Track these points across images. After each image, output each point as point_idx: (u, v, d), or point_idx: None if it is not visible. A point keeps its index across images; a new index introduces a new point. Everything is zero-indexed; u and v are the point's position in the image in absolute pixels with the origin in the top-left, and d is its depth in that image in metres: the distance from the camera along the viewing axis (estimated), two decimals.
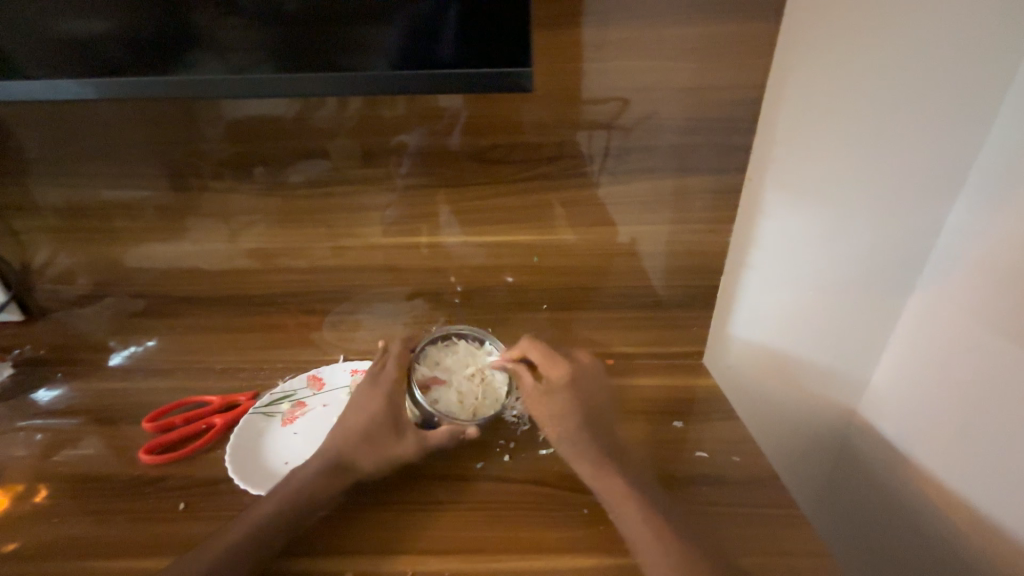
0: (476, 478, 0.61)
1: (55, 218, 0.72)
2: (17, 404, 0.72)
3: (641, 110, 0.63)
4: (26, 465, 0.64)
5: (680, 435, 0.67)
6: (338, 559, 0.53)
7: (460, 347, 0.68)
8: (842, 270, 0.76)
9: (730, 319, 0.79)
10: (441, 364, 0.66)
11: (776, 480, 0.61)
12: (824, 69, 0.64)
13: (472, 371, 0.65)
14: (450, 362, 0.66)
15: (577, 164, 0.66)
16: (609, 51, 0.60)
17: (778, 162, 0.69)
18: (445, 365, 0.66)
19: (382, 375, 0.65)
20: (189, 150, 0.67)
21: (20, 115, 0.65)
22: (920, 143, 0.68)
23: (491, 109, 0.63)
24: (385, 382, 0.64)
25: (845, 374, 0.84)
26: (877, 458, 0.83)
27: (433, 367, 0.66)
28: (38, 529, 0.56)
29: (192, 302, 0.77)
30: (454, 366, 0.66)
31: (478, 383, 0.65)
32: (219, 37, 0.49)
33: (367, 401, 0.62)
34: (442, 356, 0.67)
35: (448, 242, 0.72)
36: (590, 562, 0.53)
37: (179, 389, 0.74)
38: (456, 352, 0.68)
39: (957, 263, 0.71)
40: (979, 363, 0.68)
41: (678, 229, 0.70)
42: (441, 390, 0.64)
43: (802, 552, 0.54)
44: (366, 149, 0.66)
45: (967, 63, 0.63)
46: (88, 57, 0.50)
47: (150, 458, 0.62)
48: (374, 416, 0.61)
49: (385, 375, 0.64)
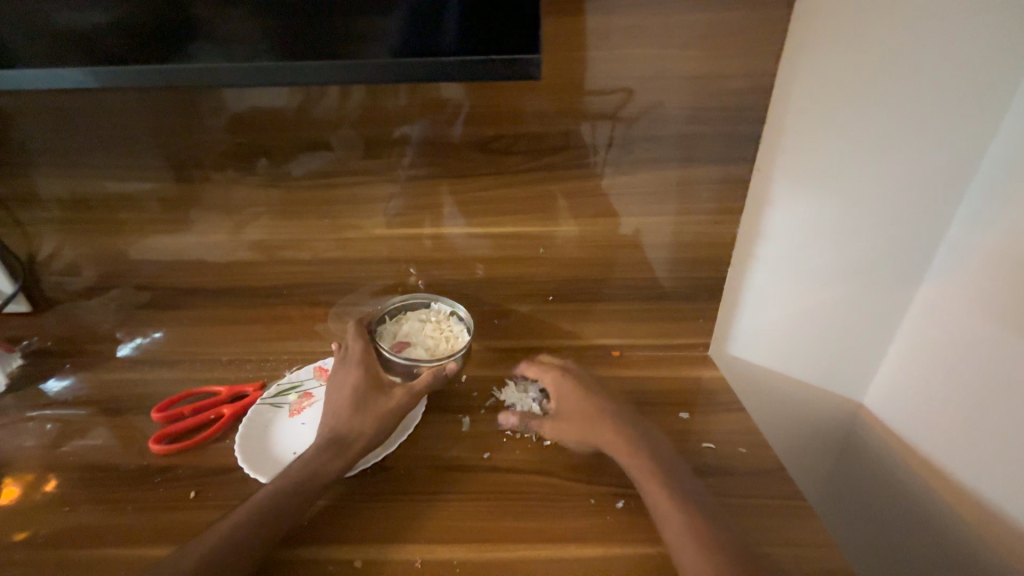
0: (481, 469, 0.61)
1: (59, 209, 0.72)
2: (26, 395, 0.73)
3: (646, 100, 0.62)
4: (36, 455, 0.64)
5: (685, 426, 0.67)
6: (345, 548, 0.53)
7: (408, 314, 0.72)
8: (850, 263, 0.75)
9: (736, 312, 0.79)
10: (399, 331, 0.70)
11: (781, 472, 0.61)
12: (835, 58, 0.63)
13: (432, 325, 0.70)
14: (409, 327, 0.70)
15: (581, 155, 0.66)
16: (615, 40, 0.59)
17: (787, 154, 0.68)
18: (403, 331, 0.70)
19: (349, 353, 0.66)
20: (191, 141, 0.66)
21: (23, 106, 0.65)
22: (931, 134, 0.67)
23: (495, 99, 0.62)
24: (354, 357, 0.65)
25: (851, 367, 0.84)
26: (883, 451, 0.83)
27: (393, 336, 0.70)
28: (49, 518, 0.57)
29: (197, 293, 0.77)
30: (416, 329, 0.70)
31: (440, 330, 0.70)
32: (219, 26, 0.49)
33: (342, 378, 0.64)
34: (396, 327, 0.71)
35: (451, 233, 0.71)
36: (598, 552, 0.53)
37: (186, 381, 0.74)
38: (408, 319, 0.72)
39: (967, 256, 0.70)
40: (987, 356, 0.68)
41: (684, 221, 0.70)
42: (411, 348, 0.68)
43: (806, 542, 0.54)
44: (369, 140, 0.66)
45: (981, 52, 0.62)
46: (89, 47, 0.49)
47: (159, 449, 0.63)
48: (355, 388, 0.62)
49: (351, 352, 0.66)
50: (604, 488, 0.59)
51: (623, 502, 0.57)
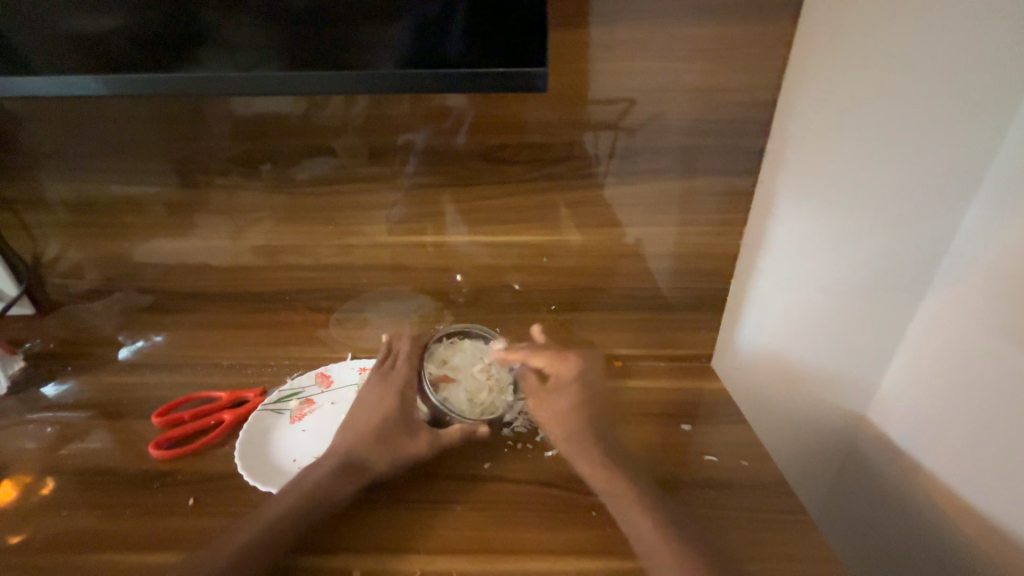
0: (482, 479, 0.61)
1: (65, 212, 0.72)
2: (27, 397, 0.73)
3: (649, 111, 0.63)
4: (35, 458, 0.64)
5: (686, 438, 0.67)
6: (343, 558, 0.53)
7: (464, 344, 0.69)
8: (853, 274, 0.75)
9: (738, 323, 0.79)
10: (449, 363, 0.67)
11: (783, 485, 0.61)
12: (838, 71, 0.63)
13: (482, 367, 0.67)
14: (459, 361, 0.67)
15: (584, 165, 0.66)
16: (618, 52, 0.60)
17: (790, 166, 0.68)
18: (451, 365, 0.67)
19: (394, 373, 0.68)
20: (197, 146, 0.67)
21: (33, 110, 0.65)
22: (933, 146, 0.67)
23: (499, 109, 0.63)
24: (398, 380, 0.67)
25: (854, 378, 0.84)
26: (886, 466, 0.82)
27: (442, 365, 0.67)
28: (46, 522, 0.57)
29: (200, 298, 0.77)
30: (463, 365, 0.67)
31: (487, 378, 0.66)
32: (227, 35, 0.49)
33: (379, 398, 0.65)
34: (448, 355, 0.68)
35: (453, 241, 0.72)
36: (598, 565, 0.52)
37: (186, 385, 0.74)
38: (463, 349, 0.69)
39: (971, 268, 0.70)
40: (991, 369, 0.67)
41: (686, 232, 0.70)
42: (450, 388, 0.65)
43: (807, 557, 0.54)
44: (373, 147, 0.66)
45: (983, 66, 0.63)
46: (99, 53, 0.50)
47: (159, 453, 0.63)
48: (386, 417, 0.63)
49: (396, 374, 0.67)
50: None
51: None
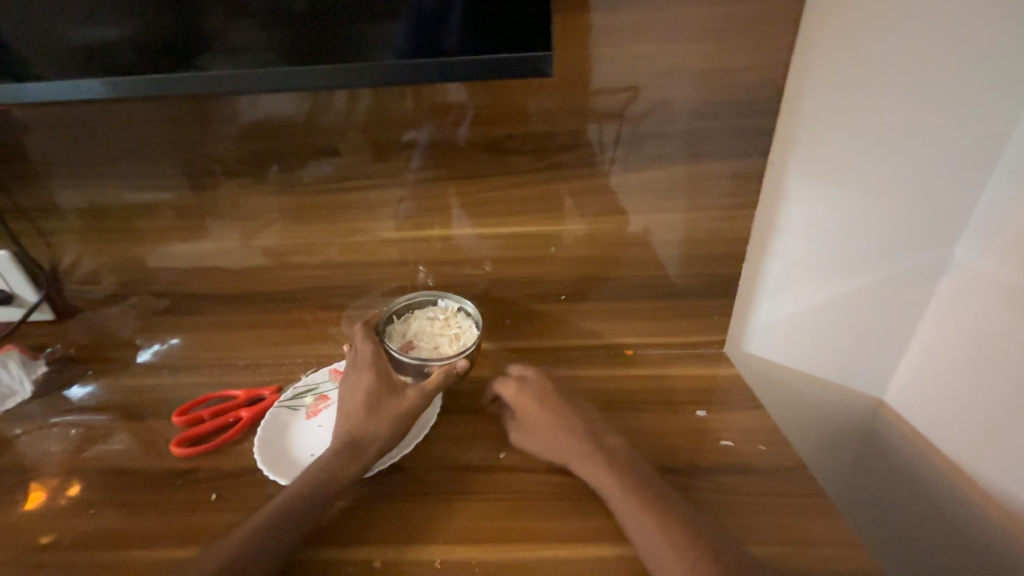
0: (497, 469, 0.61)
1: (79, 219, 0.73)
2: (51, 401, 0.74)
3: (654, 96, 0.62)
4: (60, 460, 0.65)
5: (699, 425, 0.66)
6: (364, 549, 0.53)
7: (416, 313, 0.71)
8: (867, 255, 0.74)
9: (751, 308, 0.78)
10: (407, 332, 0.69)
11: (801, 470, 0.60)
12: (847, 49, 0.62)
13: (440, 322, 0.69)
14: (417, 327, 0.69)
15: (589, 154, 0.66)
16: (621, 37, 0.59)
17: (801, 148, 0.67)
18: (411, 331, 0.69)
19: (358, 354, 0.65)
20: (204, 150, 0.67)
21: (44, 119, 0.66)
22: (949, 122, 0.65)
23: (502, 100, 0.63)
24: (364, 359, 0.64)
25: (871, 361, 0.82)
26: (905, 450, 0.81)
27: (402, 336, 0.68)
28: (75, 521, 0.58)
29: (213, 300, 0.78)
30: (425, 327, 0.69)
31: (450, 327, 0.68)
32: (229, 36, 0.49)
33: (355, 381, 0.63)
34: (405, 327, 0.69)
35: (460, 235, 0.72)
36: (617, 551, 0.52)
37: (204, 385, 0.75)
38: (417, 317, 0.70)
39: (992, 244, 0.68)
40: (1014, 348, 0.66)
41: (695, 217, 0.69)
42: (419, 348, 0.67)
43: (828, 542, 0.53)
44: (377, 144, 0.66)
45: (1000, 36, 0.61)
46: (104, 60, 0.50)
47: (180, 451, 0.64)
48: (368, 390, 0.61)
49: (361, 355, 0.65)
50: None
51: None
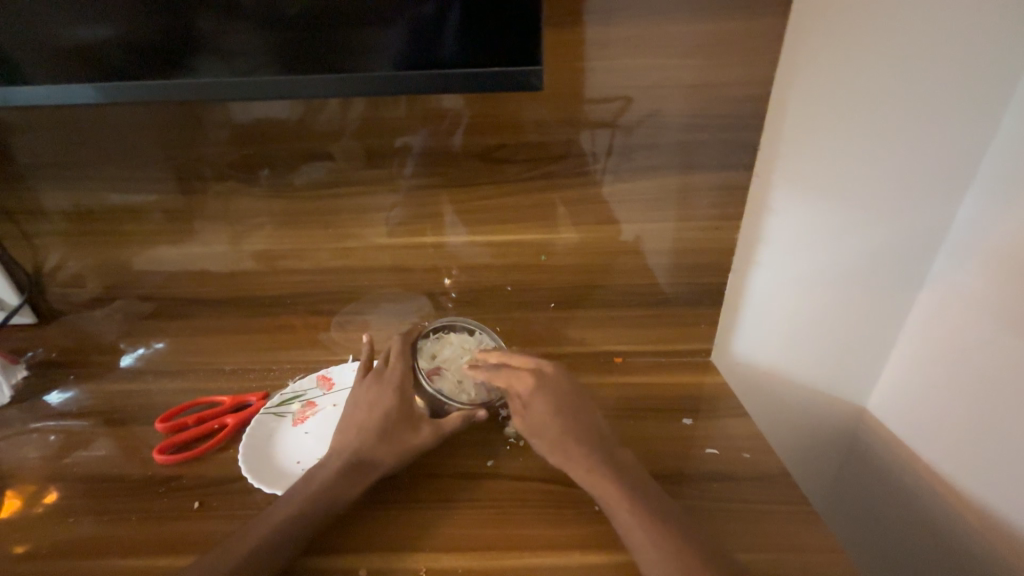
0: (486, 476, 0.61)
1: (64, 221, 0.72)
2: (31, 406, 0.72)
3: (645, 108, 0.63)
4: (39, 467, 0.64)
5: (688, 432, 0.67)
6: (349, 557, 0.53)
7: (452, 336, 0.67)
8: (850, 265, 0.75)
9: (737, 316, 0.79)
10: (438, 355, 0.65)
11: (786, 477, 0.61)
12: (831, 66, 0.64)
13: (471, 358, 0.65)
14: (448, 353, 0.66)
15: (581, 163, 0.67)
16: (614, 49, 0.60)
17: (786, 161, 0.68)
18: (442, 356, 0.65)
19: (387, 370, 0.64)
20: (195, 153, 0.67)
21: (32, 120, 0.66)
22: (927, 138, 0.67)
23: (495, 109, 0.63)
24: (391, 379, 0.63)
25: (854, 369, 0.84)
26: (887, 457, 0.83)
27: (431, 359, 0.65)
28: (52, 529, 0.57)
29: (201, 304, 0.77)
30: (455, 356, 0.65)
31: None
32: (223, 42, 0.49)
33: (376, 399, 0.61)
34: (437, 348, 0.66)
35: (452, 241, 0.72)
36: (602, 559, 0.53)
37: (189, 391, 0.74)
38: (452, 342, 0.67)
39: (969, 256, 0.70)
40: (990, 358, 0.67)
41: (684, 227, 0.70)
42: (444, 377, 0.63)
43: (812, 547, 0.54)
44: (371, 150, 0.66)
45: (974, 57, 0.63)
46: (95, 62, 0.50)
47: (163, 458, 0.63)
48: (388, 413, 0.60)
49: (389, 372, 0.63)
50: None
51: None
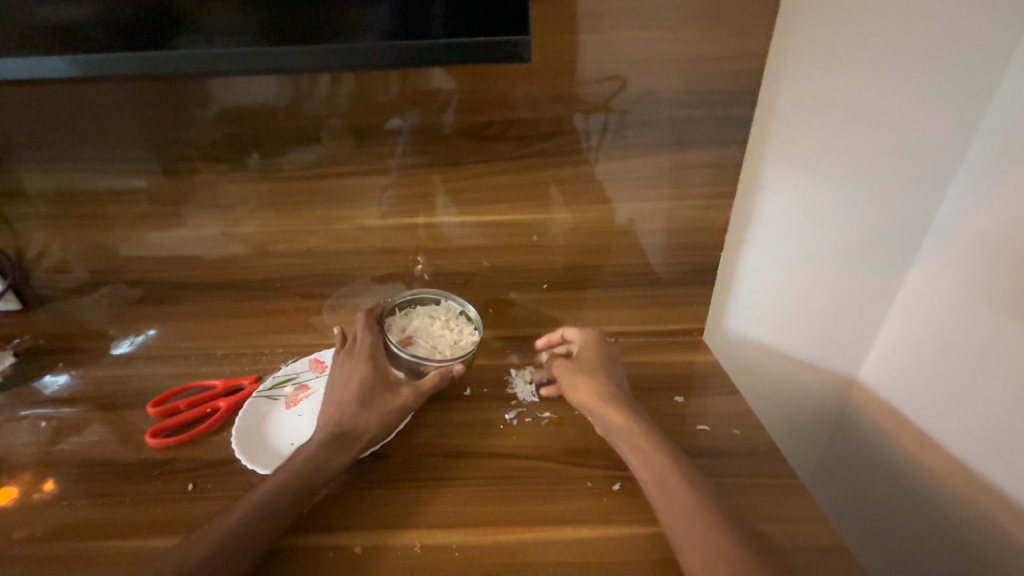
0: (480, 455, 0.62)
1: (46, 205, 0.71)
2: (20, 393, 0.72)
3: (638, 85, 0.62)
4: (31, 453, 0.64)
5: (680, 410, 0.68)
6: (345, 535, 0.53)
7: (418, 310, 0.71)
8: (841, 244, 0.75)
9: (729, 295, 0.79)
10: (408, 327, 0.69)
11: (775, 452, 0.62)
12: (826, 40, 0.62)
13: (440, 323, 0.69)
14: (417, 324, 0.69)
15: (573, 142, 0.66)
16: (606, 23, 0.59)
17: (779, 138, 0.68)
18: (411, 327, 0.69)
19: (358, 345, 0.65)
20: (177, 133, 0.65)
21: (7, 99, 0.63)
22: (920, 115, 0.67)
23: (486, 86, 0.62)
24: (363, 351, 0.64)
25: (843, 347, 0.85)
26: (874, 433, 0.84)
27: (401, 331, 0.69)
28: (47, 513, 0.57)
29: (190, 289, 0.76)
30: (425, 325, 0.69)
31: (449, 329, 0.69)
32: (201, 15, 0.48)
33: (351, 370, 0.63)
34: (405, 321, 0.70)
35: (444, 223, 0.71)
36: (596, 533, 0.53)
37: (180, 375, 0.74)
38: (419, 314, 0.70)
39: (958, 235, 0.71)
40: (978, 335, 0.68)
41: (678, 205, 0.70)
42: (418, 345, 0.67)
43: (802, 519, 0.55)
44: (359, 130, 0.65)
45: (969, 33, 0.62)
46: (67, 37, 0.48)
47: (156, 442, 0.63)
48: (363, 381, 0.61)
49: (360, 344, 0.65)
50: (601, 471, 0.59)
51: (620, 484, 0.58)
